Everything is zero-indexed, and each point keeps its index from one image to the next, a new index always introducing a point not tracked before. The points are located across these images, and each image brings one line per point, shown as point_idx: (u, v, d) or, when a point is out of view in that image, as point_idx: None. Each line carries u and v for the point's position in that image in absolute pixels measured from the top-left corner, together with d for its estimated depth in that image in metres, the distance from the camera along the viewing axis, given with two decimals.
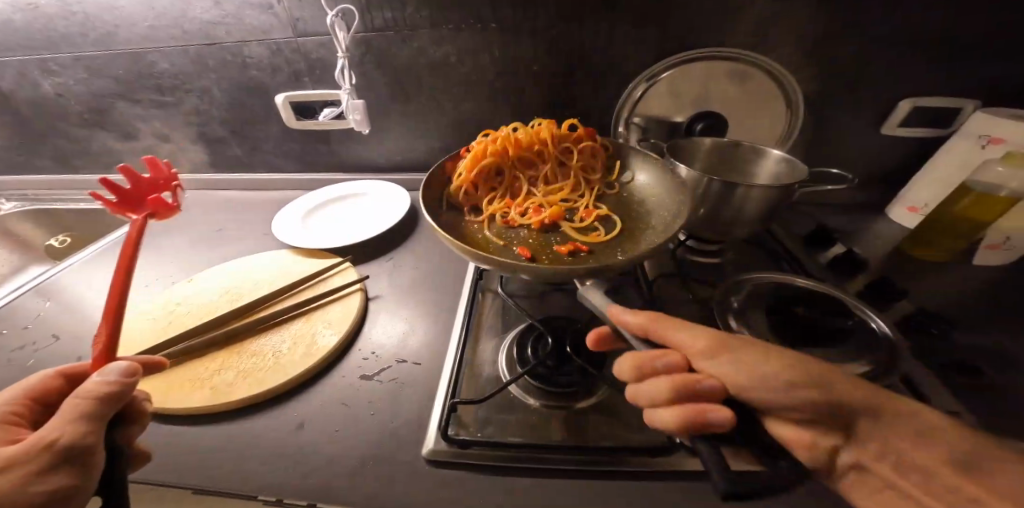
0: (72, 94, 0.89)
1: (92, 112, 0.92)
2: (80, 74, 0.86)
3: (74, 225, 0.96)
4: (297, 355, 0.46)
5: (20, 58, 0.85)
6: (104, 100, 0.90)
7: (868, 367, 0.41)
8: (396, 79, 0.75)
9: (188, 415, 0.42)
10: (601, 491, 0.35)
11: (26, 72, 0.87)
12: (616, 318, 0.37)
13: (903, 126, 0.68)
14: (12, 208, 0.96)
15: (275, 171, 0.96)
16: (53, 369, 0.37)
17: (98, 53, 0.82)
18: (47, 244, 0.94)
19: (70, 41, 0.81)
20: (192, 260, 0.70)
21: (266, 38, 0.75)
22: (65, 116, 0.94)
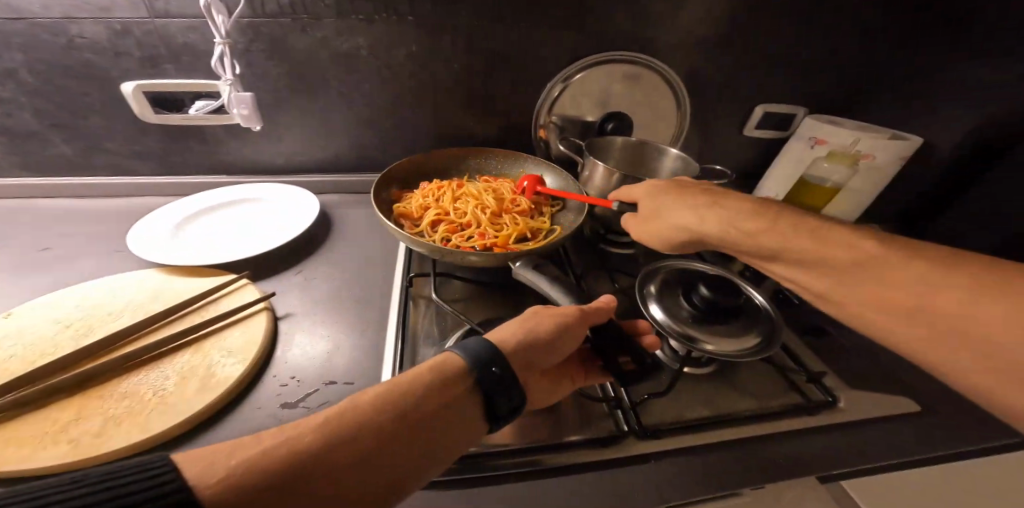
0: None
1: None
2: None
3: None
4: (191, 390, 0.37)
5: None
6: None
7: (758, 339, 0.47)
8: (295, 71, 0.67)
9: (23, 486, 0.30)
10: (560, 488, 0.36)
11: None
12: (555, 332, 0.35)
13: (759, 129, 0.83)
14: None
15: (126, 175, 0.77)
16: (559, 324, 0.35)
17: None
18: None
19: None
20: (1, 295, 0.52)
21: (105, 16, 0.60)
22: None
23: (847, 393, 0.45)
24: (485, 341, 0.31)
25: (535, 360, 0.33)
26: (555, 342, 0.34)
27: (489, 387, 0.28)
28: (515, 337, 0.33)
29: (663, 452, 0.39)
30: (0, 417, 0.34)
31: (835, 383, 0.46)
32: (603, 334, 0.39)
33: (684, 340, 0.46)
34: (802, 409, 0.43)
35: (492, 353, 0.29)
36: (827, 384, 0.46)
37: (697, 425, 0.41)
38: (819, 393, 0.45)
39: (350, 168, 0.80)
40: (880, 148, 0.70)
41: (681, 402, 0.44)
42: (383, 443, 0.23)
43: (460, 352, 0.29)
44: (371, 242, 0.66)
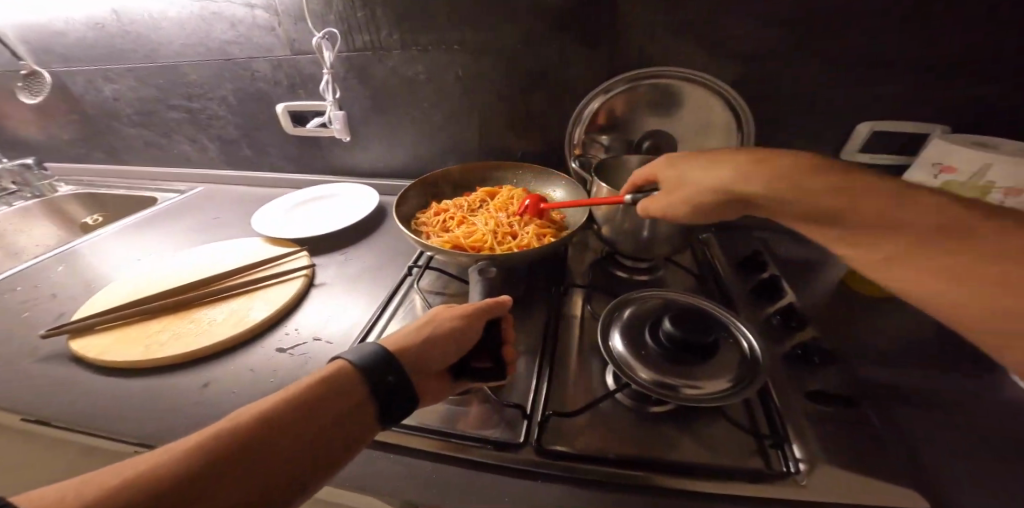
0: (124, 98, 1.05)
1: (137, 114, 1.07)
2: (130, 82, 1.01)
3: (108, 208, 1.11)
4: (225, 325, 0.53)
5: (86, 68, 1.01)
6: (146, 105, 1.05)
7: (728, 385, 0.41)
8: (375, 93, 0.82)
9: (117, 367, 0.49)
10: (444, 474, 0.40)
11: (91, 79, 1.04)
12: (443, 335, 0.41)
13: (862, 151, 0.66)
14: (67, 190, 1.11)
15: (277, 171, 1.06)
16: (444, 326, 0.41)
17: (143, 65, 0.97)
18: (83, 222, 1.09)
19: (123, 55, 0.96)
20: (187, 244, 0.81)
21: (269, 56, 0.85)
22: (118, 116, 1.09)
23: (819, 477, 0.36)
24: (382, 350, 0.37)
25: (431, 360, 0.39)
26: (438, 340, 0.40)
27: (382, 390, 0.35)
28: (412, 345, 0.39)
29: (554, 475, 0.38)
30: (128, 322, 0.55)
31: (808, 462, 0.37)
32: (490, 331, 0.44)
33: (648, 385, 0.41)
34: (745, 474, 0.37)
35: (380, 359, 0.36)
36: (798, 455, 0.38)
37: (606, 459, 0.39)
38: (782, 462, 0.37)
39: (416, 174, 0.93)
40: None
41: (607, 435, 0.42)
42: (259, 458, 0.28)
43: (351, 361, 0.36)
44: (406, 237, 0.78)
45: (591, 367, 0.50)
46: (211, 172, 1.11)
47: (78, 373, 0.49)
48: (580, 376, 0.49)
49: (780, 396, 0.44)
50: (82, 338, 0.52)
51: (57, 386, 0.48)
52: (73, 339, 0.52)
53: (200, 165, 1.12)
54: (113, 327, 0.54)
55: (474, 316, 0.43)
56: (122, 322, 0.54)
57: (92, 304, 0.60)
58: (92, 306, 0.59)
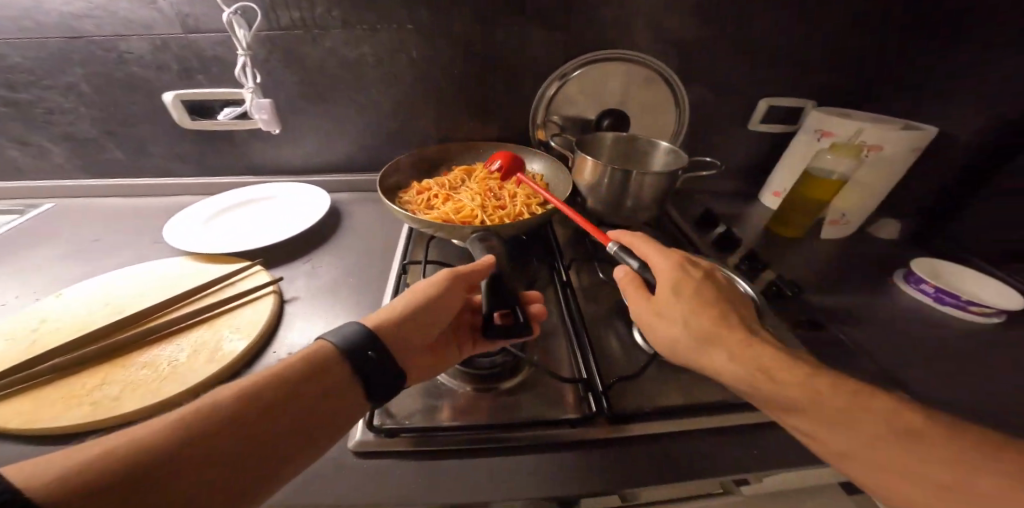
0: None
1: None
2: None
3: None
4: (197, 363, 0.44)
5: None
6: None
7: None
8: (307, 78, 0.72)
9: (55, 437, 0.38)
10: (528, 464, 0.39)
11: None
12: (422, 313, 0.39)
13: (765, 124, 0.81)
14: None
15: (169, 176, 0.83)
16: (421, 302, 0.40)
17: None
18: None
19: None
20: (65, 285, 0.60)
21: (148, 33, 0.65)
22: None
23: None
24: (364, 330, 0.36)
25: (412, 338, 0.38)
26: (417, 318, 0.39)
27: (365, 369, 0.33)
28: (392, 323, 0.38)
29: (630, 438, 0.41)
30: (42, 380, 0.42)
31: None
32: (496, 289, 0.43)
33: None
34: None
35: (369, 340, 0.35)
36: None
37: (671, 412, 0.43)
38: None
39: (363, 167, 0.84)
40: (890, 140, 0.65)
41: (660, 390, 0.46)
42: (241, 443, 0.26)
43: (333, 341, 0.34)
44: (374, 236, 0.71)
45: (615, 330, 0.53)
46: (62, 183, 0.82)
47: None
48: (617, 344, 0.51)
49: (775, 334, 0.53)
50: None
51: None
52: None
53: (43, 175, 0.82)
54: (19, 390, 0.41)
55: (455, 287, 0.42)
56: (33, 382, 0.42)
57: None
58: None
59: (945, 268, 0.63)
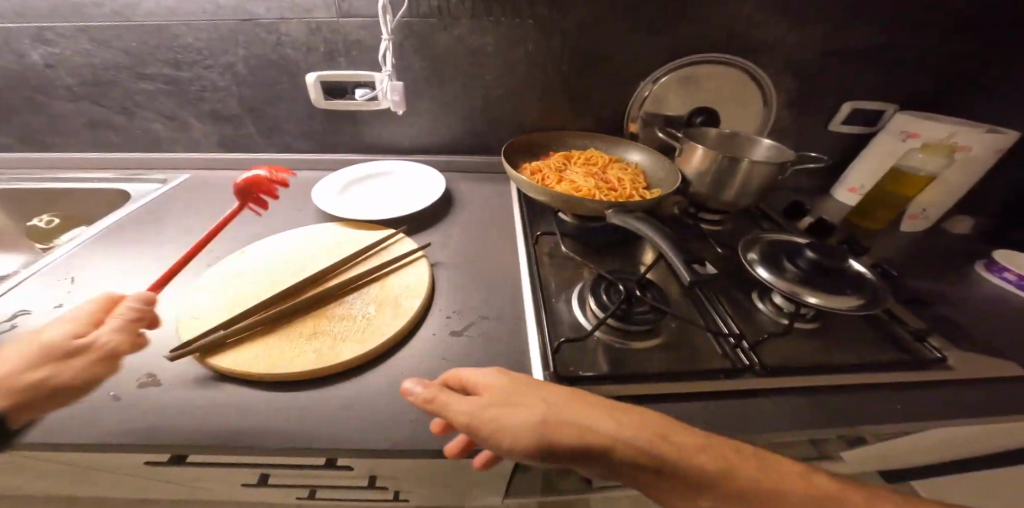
0: (67, 66, 0.76)
1: (86, 86, 0.78)
2: (83, 45, 0.74)
3: (60, 205, 0.82)
4: (386, 317, 0.52)
5: (10, 23, 0.71)
6: (104, 73, 0.77)
7: (867, 298, 0.53)
8: (434, 63, 0.79)
9: (294, 378, 0.46)
10: (701, 411, 0.44)
11: (13, 40, 0.73)
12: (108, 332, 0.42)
13: (847, 124, 0.86)
14: None
15: (289, 151, 0.90)
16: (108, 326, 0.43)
17: (111, 23, 0.72)
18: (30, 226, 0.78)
19: (80, 9, 0.70)
20: (235, 246, 0.67)
21: (307, 17, 0.72)
22: (32, 87, 0.78)
23: (955, 358, 0.51)
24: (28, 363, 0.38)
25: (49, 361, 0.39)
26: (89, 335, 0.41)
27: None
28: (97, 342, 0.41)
29: (782, 390, 0.46)
30: (262, 327, 0.49)
31: (944, 350, 0.52)
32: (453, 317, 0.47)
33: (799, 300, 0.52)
34: (914, 364, 0.49)
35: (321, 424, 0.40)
36: (933, 345, 0.52)
37: (816, 370, 0.48)
38: (928, 353, 0.51)
39: (466, 149, 0.91)
40: (977, 142, 0.70)
41: (800, 352, 0.51)
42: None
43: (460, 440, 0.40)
44: (490, 212, 0.78)
45: (740, 301, 0.58)
46: (196, 155, 0.88)
47: (247, 392, 0.44)
48: (746, 313, 0.56)
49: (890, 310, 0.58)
50: (219, 356, 0.46)
51: (239, 410, 0.43)
52: (206, 356, 0.45)
53: (177, 148, 0.88)
54: (248, 337, 0.48)
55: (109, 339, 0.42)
56: (258, 329, 0.49)
57: (188, 317, 0.50)
58: (192, 319, 0.50)
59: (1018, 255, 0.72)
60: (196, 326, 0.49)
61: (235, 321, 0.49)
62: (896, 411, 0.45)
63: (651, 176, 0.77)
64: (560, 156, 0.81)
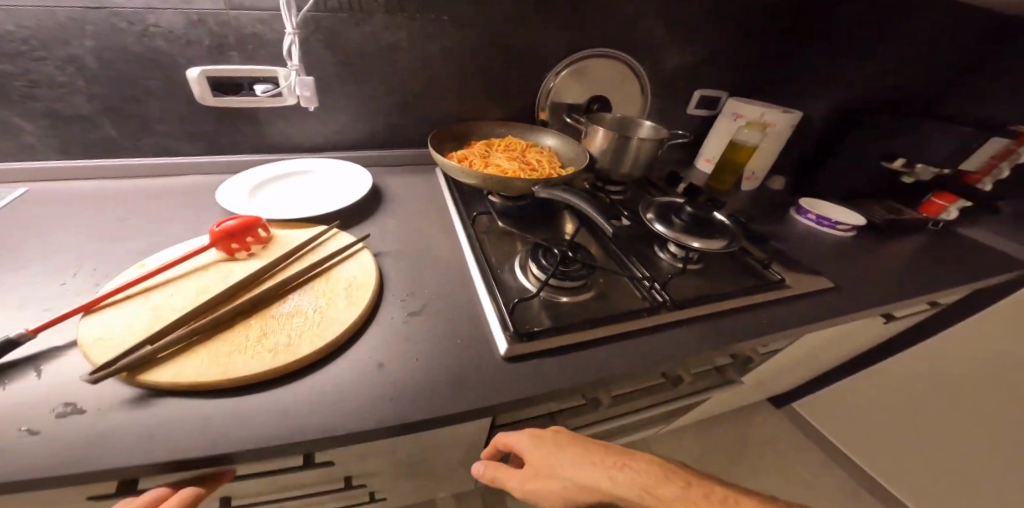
0: None
1: None
2: None
3: None
4: (340, 306, 0.52)
5: None
6: None
7: (730, 237, 0.70)
8: (343, 59, 0.77)
9: (252, 381, 0.43)
10: (634, 343, 0.55)
11: None
12: None
13: (699, 109, 1.09)
14: None
15: (171, 155, 0.79)
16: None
17: None
18: None
19: None
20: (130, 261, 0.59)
21: (184, 7, 0.65)
22: None
23: (788, 277, 0.71)
24: None
25: None
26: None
27: None
28: None
29: (687, 318, 0.60)
30: (198, 338, 0.45)
31: (781, 272, 0.72)
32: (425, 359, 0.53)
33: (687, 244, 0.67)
34: (764, 285, 0.68)
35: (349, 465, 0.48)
36: (774, 269, 0.72)
37: (706, 298, 0.63)
38: (773, 276, 0.70)
39: (384, 143, 0.91)
40: (779, 119, 0.96)
41: (694, 287, 0.66)
42: None
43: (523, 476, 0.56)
44: (422, 201, 0.80)
45: (647, 255, 0.72)
46: (35, 167, 0.71)
47: (197, 408, 0.41)
48: (651, 262, 0.70)
49: (746, 248, 0.78)
50: (153, 372, 0.41)
51: (194, 427, 0.39)
52: (138, 376, 0.41)
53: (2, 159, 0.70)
54: (184, 349, 0.44)
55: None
56: (195, 339, 0.45)
57: (97, 339, 0.44)
58: (102, 340, 0.44)
59: (821, 204, 0.99)
60: (113, 345, 0.43)
61: (162, 335, 0.44)
62: (755, 318, 0.63)
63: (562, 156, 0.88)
64: (481, 144, 0.88)
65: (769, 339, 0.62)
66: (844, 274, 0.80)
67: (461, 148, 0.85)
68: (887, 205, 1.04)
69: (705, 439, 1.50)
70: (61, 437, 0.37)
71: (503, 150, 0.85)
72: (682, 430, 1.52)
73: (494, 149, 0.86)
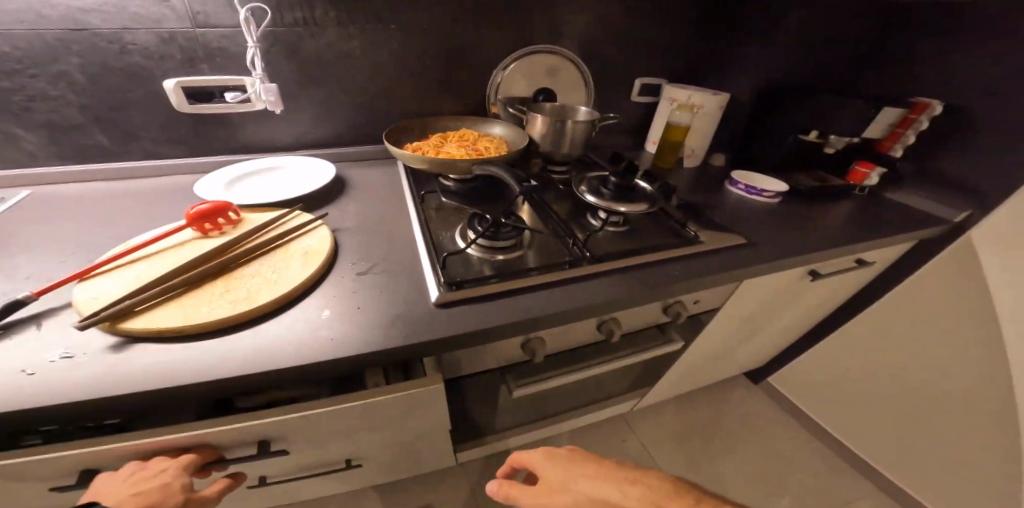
0: None
1: None
2: None
3: None
4: (296, 267, 0.60)
5: None
6: None
7: (650, 202, 0.79)
8: (303, 65, 0.87)
9: (219, 327, 0.51)
10: (555, 289, 0.63)
11: None
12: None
13: (642, 97, 1.20)
14: None
15: (156, 159, 0.88)
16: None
17: None
18: None
19: None
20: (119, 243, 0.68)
21: (156, 27, 0.74)
22: None
23: (705, 235, 0.80)
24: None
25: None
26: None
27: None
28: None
29: (608, 269, 0.68)
30: (173, 295, 0.53)
31: (699, 231, 0.81)
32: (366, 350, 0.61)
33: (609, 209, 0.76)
34: (680, 242, 0.77)
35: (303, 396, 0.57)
36: (693, 229, 0.81)
37: (625, 253, 0.72)
38: (691, 235, 0.79)
39: (349, 141, 1.00)
40: (706, 100, 1.06)
41: (616, 245, 0.75)
42: None
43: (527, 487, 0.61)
44: (381, 187, 0.90)
45: (579, 222, 0.81)
46: (35, 172, 0.80)
47: (172, 348, 0.49)
48: (581, 228, 0.79)
49: (671, 213, 0.87)
50: (132, 321, 0.49)
51: (170, 361, 0.47)
52: (120, 324, 0.49)
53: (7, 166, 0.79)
54: (161, 303, 0.52)
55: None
56: (170, 296, 0.53)
57: (87, 299, 0.52)
58: (92, 300, 0.52)
59: (749, 174, 1.09)
60: (101, 302, 0.51)
61: (141, 293, 0.52)
62: (672, 269, 0.71)
63: (509, 142, 0.98)
64: (439, 135, 0.98)
65: (684, 286, 0.69)
66: (765, 233, 0.88)
67: (420, 139, 0.96)
68: (817, 176, 1.12)
69: (682, 412, 1.56)
70: (58, 372, 0.45)
71: (456, 139, 0.95)
72: (660, 405, 1.58)
73: (449, 138, 0.96)
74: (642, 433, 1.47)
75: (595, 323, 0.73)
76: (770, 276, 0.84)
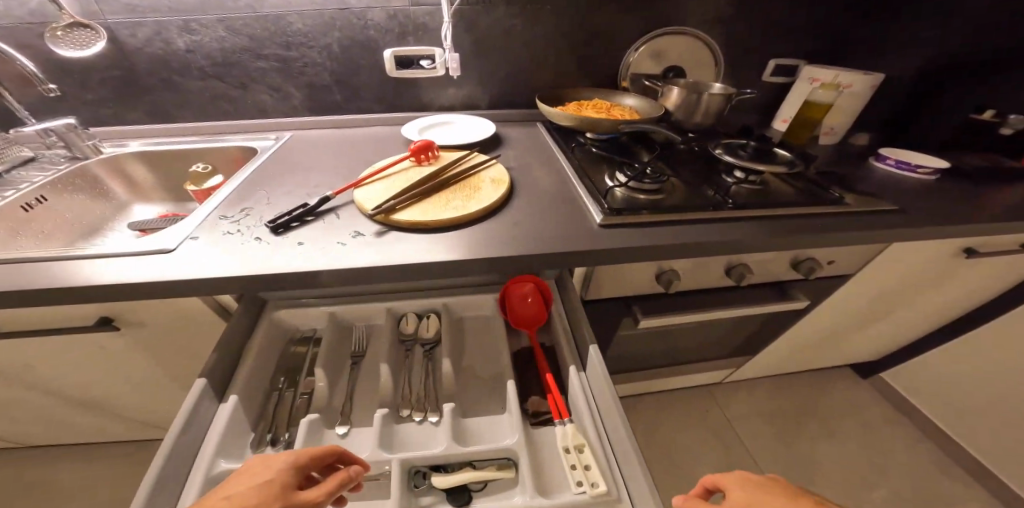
0: (203, 50, 0.97)
1: (215, 66, 1.00)
2: (217, 33, 0.95)
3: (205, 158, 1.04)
4: (490, 190, 0.78)
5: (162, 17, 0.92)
6: (231, 55, 0.99)
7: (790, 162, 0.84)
8: (480, 38, 1.05)
9: (448, 224, 0.70)
10: (701, 226, 0.73)
11: (163, 30, 0.94)
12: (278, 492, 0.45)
13: (774, 76, 1.19)
14: (136, 150, 1.02)
15: (365, 114, 1.13)
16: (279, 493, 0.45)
17: (242, 15, 0.94)
18: (193, 174, 0.93)
19: (221, 4, 0.92)
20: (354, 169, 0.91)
21: (388, 6, 0.97)
22: (170, 69, 0.99)
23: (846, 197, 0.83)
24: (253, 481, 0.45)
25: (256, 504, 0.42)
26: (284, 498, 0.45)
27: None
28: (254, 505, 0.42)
29: (747, 216, 0.76)
30: (414, 200, 0.74)
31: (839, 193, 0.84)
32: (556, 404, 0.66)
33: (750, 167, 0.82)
34: (819, 201, 0.81)
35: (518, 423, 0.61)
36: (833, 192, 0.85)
37: (764, 205, 0.78)
38: (831, 196, 0.83)
39: (502, 105, 1.17)
40: (857, 80, 1.02)
41: (753, 199, 0.82)
42: None
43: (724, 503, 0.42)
44: (529, 143, 1.05)
45: (714, 179, 0.88)
46: (294, 120, 1.10)
47: (421, 234, 0.69)
48: (717, 184, 0.87)
49: (807, 177, 0.90)
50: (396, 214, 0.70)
51: (422, 241, 0.67)
52: (389, 215, 0.70)
53: (278, 115, 1.10)
54: (409, 205, 0.73)
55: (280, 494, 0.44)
56: (413, 200, 0.73)
57: (361, 199, 0.74)
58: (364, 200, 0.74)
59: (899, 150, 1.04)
60: (371, 201, 0.74)
61: (396, 196, 0.73)
62: (812, 223, 0.76)
63: (642, 112, 1.06)
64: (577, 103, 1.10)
65: (823, 239, 0.74)
66: (919, 204, 0.86)
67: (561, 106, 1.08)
68: (989, 155, 1.02)
69: (782, 399, 1.53)
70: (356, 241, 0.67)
71: (595, 107, 1.07)
72: (758, 388, 1.56)
73: (589, 106, 1.08)
74: (737, 410, 1.48)
75: (726, 271, 0.82)
76: (914, 245, 0.83)
